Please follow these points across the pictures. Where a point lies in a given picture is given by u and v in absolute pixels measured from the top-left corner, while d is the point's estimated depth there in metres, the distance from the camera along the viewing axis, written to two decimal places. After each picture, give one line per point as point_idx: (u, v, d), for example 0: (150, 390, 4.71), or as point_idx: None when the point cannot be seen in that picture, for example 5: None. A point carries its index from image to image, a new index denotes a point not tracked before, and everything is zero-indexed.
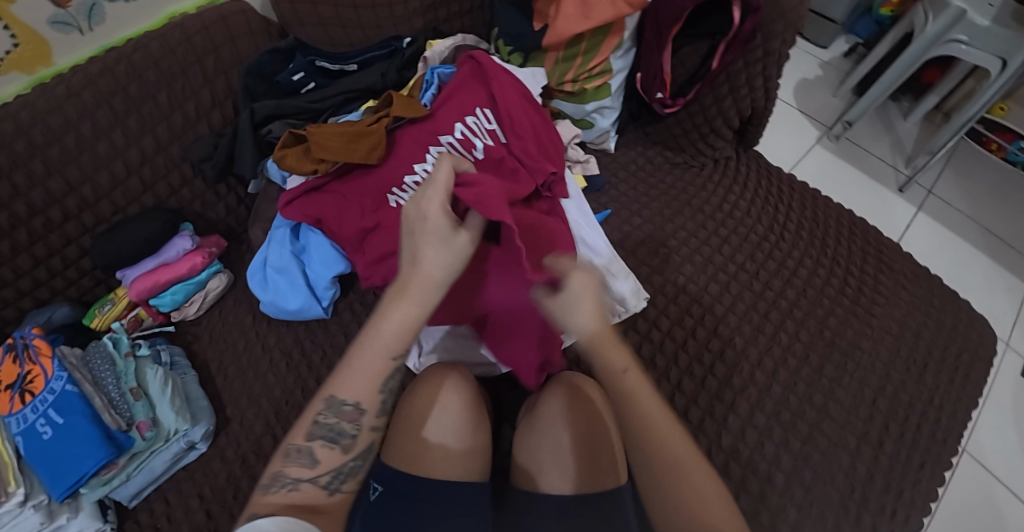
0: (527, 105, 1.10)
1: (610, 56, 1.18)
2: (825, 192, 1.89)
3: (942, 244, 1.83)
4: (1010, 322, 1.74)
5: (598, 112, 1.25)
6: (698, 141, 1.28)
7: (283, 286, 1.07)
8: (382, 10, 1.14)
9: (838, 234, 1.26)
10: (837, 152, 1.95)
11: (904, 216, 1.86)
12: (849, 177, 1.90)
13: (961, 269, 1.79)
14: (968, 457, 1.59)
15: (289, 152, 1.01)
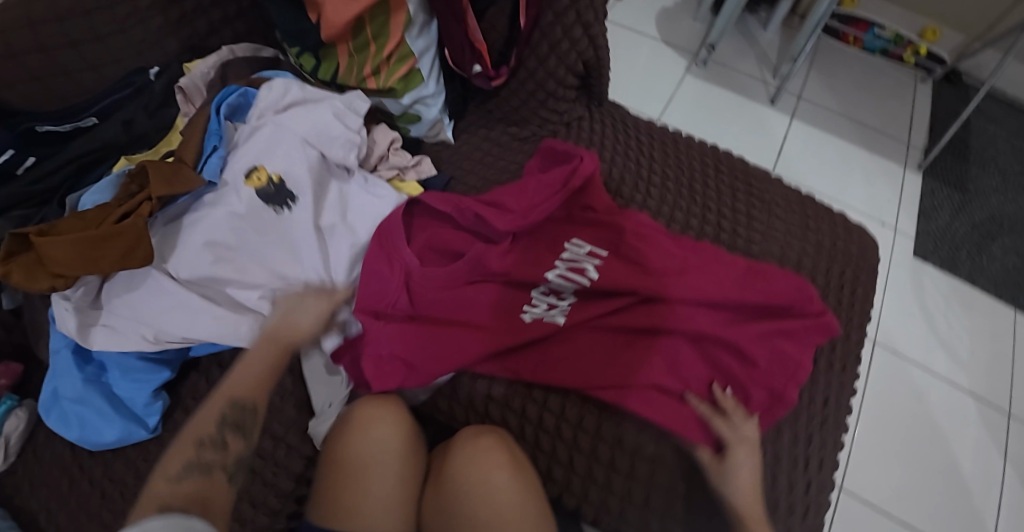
0: (523, 197, 1.02)
1: (405, 37, 1.00)
2: (699, 115, 1.81)
3: (817, 146, 1.81)
4: (894, 209, 1.74)
5: (420, 103, 1.08)
6: (540, 108, 1.14)
7: (91, 418, 0.87)
8: (116, 39, 0.94)
9: (704, 176, 1.16)
10: (707, 78, 1.87)
11: (779, 128, 1.82)
12: (722, 99, 1.84)
13: (840, 168, 1.78)
14: (880, 347, 1.57)
15: (13, 266, 0.78)
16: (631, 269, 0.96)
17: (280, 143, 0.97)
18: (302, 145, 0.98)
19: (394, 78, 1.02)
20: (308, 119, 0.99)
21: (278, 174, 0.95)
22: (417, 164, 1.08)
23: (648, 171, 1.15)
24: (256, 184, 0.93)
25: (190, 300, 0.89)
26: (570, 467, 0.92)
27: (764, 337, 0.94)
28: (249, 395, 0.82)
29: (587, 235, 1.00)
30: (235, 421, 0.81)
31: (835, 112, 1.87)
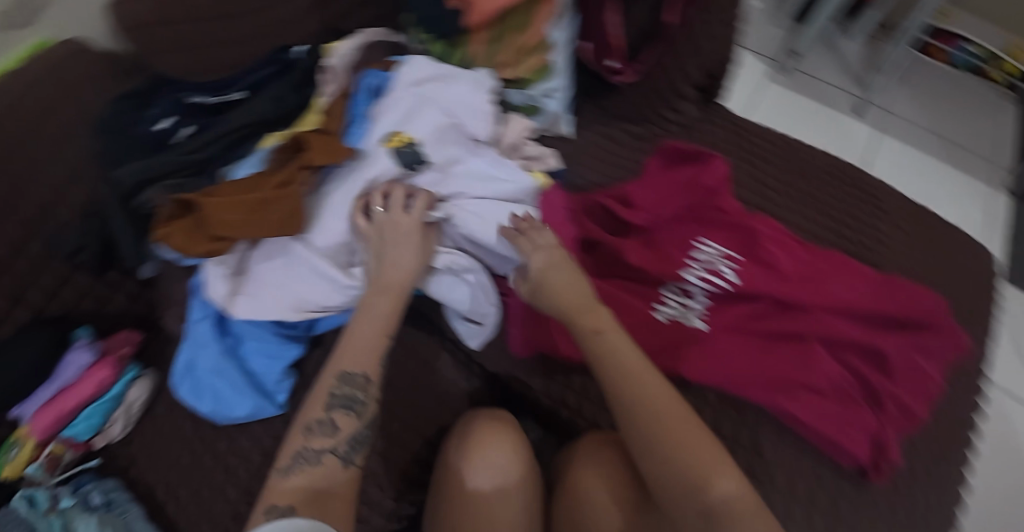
0: (669, 188, 1.00)
1: (546, 28, 0.99)
2: (783, 124, 1.80)
3: (907, 163, 1.78)
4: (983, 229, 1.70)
5: (546, 96, 1.05)
6: (660, 106, 1.13)
7: (226, 390, 0.89)
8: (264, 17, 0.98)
9: (824, 184, 1.14)
10: (790, 85, 1.85)
11: (862, 139, 1.79)
12: (805, 107, 1.82)
13: (927, 183, 1.76)
14: (998, 390, 1.46)
15: (175, 227, 0.83)
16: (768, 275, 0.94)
17: (420, 111, 0.94)
18: (441, 117, 0.95)
19: (528, 68, 1.02)
20: (449, 93, 0.96)
21: (410, 137, 0.93)
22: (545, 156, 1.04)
23: (769, 177, 1.13)
24: (393, 146, 0.91)
25: (321, 265, 0.88)
26: None
27: (896, 358, 0.91)
28: (368, 367, 0.81)
29: (718, 237, 0.98)
30: (347, 396, 0.79)
31: (919, 126, 1.84)
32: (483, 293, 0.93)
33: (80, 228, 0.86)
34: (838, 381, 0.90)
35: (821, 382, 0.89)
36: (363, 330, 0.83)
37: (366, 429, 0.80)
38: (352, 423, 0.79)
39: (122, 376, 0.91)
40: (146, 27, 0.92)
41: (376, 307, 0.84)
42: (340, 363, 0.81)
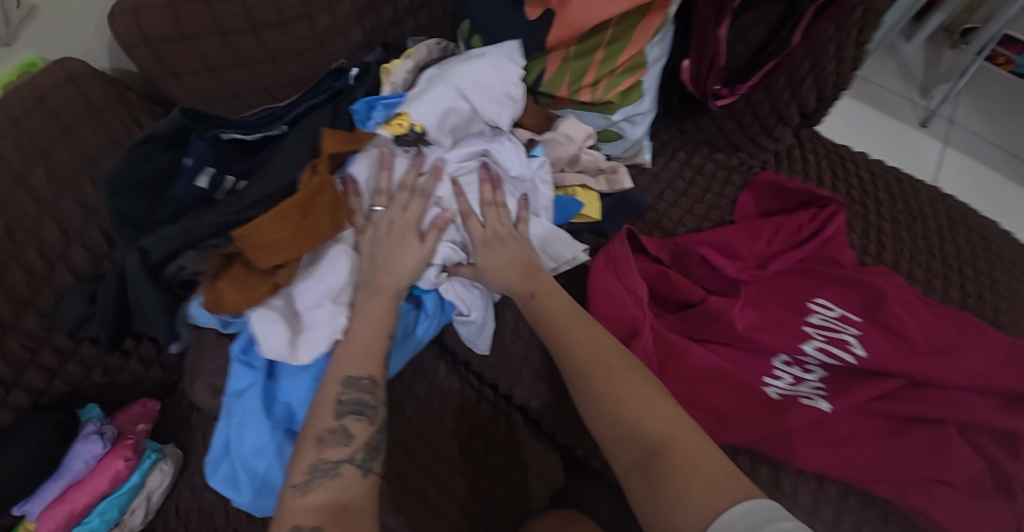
0: (766, 229, 0.89)
1: (645, 45, 0.85)
2: (846, 133, 1.72)
3: (980, 180, 1.66)
4: None
5: (628, 120, 0.92)
6: (756, 134, 0.99)
7: (275, 474, 0.75)
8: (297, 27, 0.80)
9: (936, 225, 1.00)
10: (853, 91, 1.77)
11: (930, 152, 1.68)
12: (870, 115, 1.72)
13: (1005, 197, 1.63)
14: None
15: (222, 284, 0.71)
16: (897, 348, 0.80)
17: (434, 96, 0.77)
18: (457, 99, 0.79)
19: (615, 91, 0.86)
20: (468, 69, 0.79)
21: (423, 124, 0.77)
22: (612, 171, 0.94)
23: (877, 219, 0.99)
24: (393, 131, 0.76)
25: (329, 288, 0.74)
26: None
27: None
28: (376, 371, 0.71)
29: (832, 294, 0.84)
30: (357, 402, 0.69)
31: (990, 137, 1.70)
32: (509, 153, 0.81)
33: (84, 298, 0.74)
34: (981, 475, 0.74)
35: (961, 479, 0.73)
36: (375, 334, 0.72)
37: (380, 432, 0.71)
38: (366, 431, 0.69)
39: (140, 463, 0.78)
40: (159, 44, 0.77)
41: (370, 309, 0.73)
42: (340, 369, 0.71)
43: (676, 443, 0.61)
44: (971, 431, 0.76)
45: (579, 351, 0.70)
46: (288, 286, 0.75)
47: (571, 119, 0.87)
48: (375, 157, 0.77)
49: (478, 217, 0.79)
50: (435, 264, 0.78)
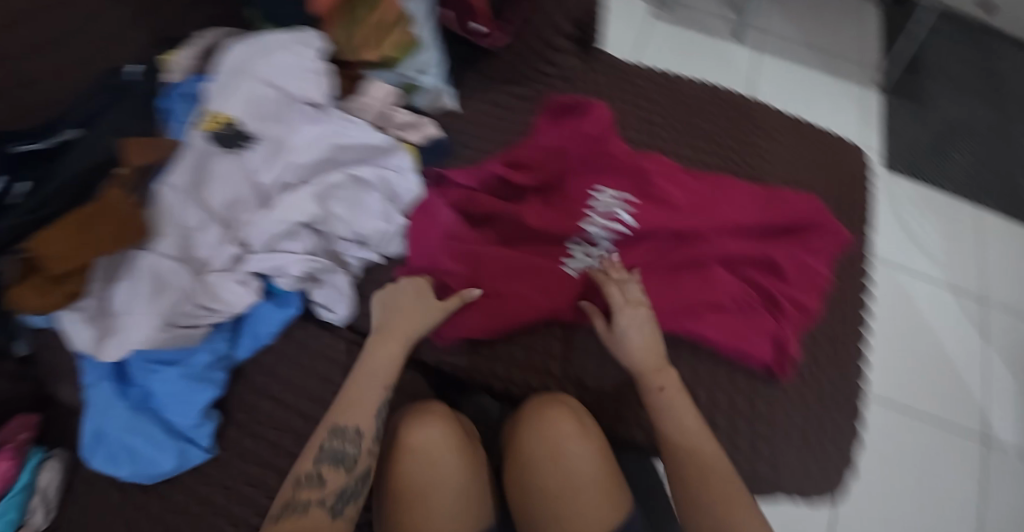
0: (549, 140, 0.99)
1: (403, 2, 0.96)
2: (672, 58, 1.97)
3: (787, 76, 2.00)
4: (858, 128, 1.95)
5: (419, 72, 1.02)
6: (534, 61, 1.11)
7: (151, 444, 0.82)
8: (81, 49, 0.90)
9: (700, 112, 1.17)
10: (674, 20, 2.01)
11: (744, 61, 2.00)
12: (688, 40, 2.00)
13: (803, 94, 1.98)
14: (876, 263, 1.72)
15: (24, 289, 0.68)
16: (667, 214, 0.94)
17: (237, 89, 0.81)
18: (264, 87, 0.82)
19: (394, 48, 0.97)
20: (270, 59, 0.82)
21: (232, 116, 0.80)
22: (419, 124, 0.99)
23: (656, 119, 1.14)
24: (208, 129, 0.79)
25: (168, 276, 0.75)
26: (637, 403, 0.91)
27: (794, 267, 0.95)
28: (363, 423, 0.76)
29: (613, 182, 0.98)
30: (339, 451, 0.74)
31: (792, 39, 2.07)
32: (322, 136, 0.83)
33: None
34: (744, 297, 0.91)
35: (729, 303, 0.90)
36: (365, 391, 0.78)
37: (359, 479, 0.74)
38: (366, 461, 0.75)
39: (26, 461, 0.85)
40: None
41: (420, 320, 0.84)
42: (362, 369, 0.80)
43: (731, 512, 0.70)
44: (733, 264, 0.93)
45: (638, 364, 0.83)
46: (112, 288, 0.75)
47: (375, 81, 0.96)
48: (194, 158, 0.79)
49: (321, 211, 0.82)
50: (289, 274, 0.81)
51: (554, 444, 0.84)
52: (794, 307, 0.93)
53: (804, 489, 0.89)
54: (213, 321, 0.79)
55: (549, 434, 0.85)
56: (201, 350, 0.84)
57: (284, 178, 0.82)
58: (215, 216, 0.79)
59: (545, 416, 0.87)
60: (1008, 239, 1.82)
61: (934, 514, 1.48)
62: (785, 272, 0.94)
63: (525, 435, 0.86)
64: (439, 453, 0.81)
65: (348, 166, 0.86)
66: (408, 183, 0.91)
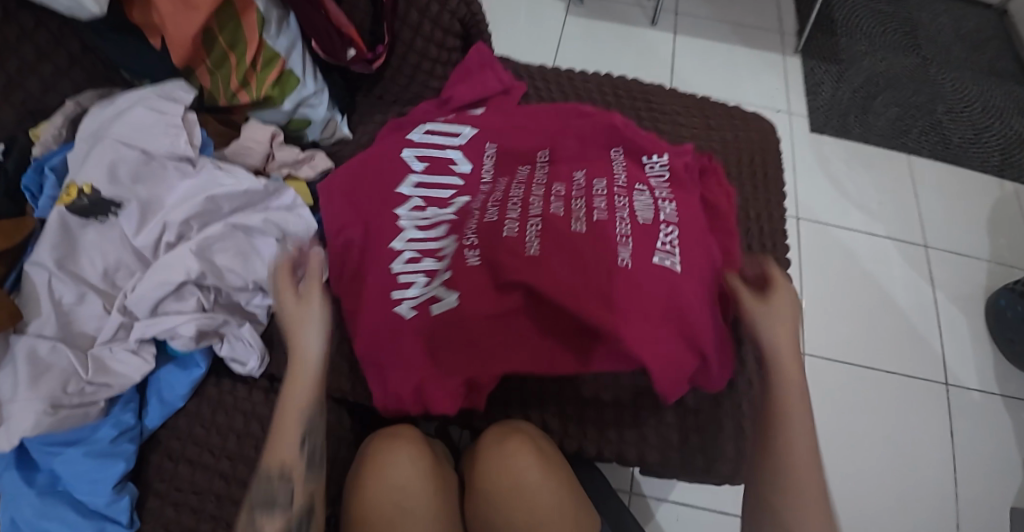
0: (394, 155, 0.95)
1: (264, 37, 0.89)
2: (594, 49, 1.97)
3: (710, 53, 2.01)
4: (785, 95, 1.96)
5: (304, 106, 0.96)
6: (429, 81, 1.05)
7: (65, 527, 0.78)
8: None
9: (606, 105, 1.13)
10: (589, 15, 2.03)
11: (665, 44, 2.00)
12: (608, 30, 2.01)
13: (728, 69, 1.99)
14: (804, 222, 1.77)
15: None
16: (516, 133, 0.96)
17: (93, 155, 0.78)
18: (122, 148, 0.79)
19: (267, 85, 0.91)
20: (125, 122, 0.80)
21: (91, 184, 0.77)
22: (311, 159, 0.97)
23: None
24: (65, 202, 0.76)
25: (40, 361, 0.72)
26: (561, 412, 0.88)
27: (705, 169, 0.93)
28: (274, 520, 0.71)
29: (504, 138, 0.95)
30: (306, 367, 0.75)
31: (709, 18, 2.08)
32: (192, 188, 0.81)
33: None
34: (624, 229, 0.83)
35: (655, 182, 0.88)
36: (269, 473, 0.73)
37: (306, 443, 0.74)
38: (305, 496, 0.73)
39: None
40: None
41: (300, 392, 0.74)
42: (276, 448, 0.73)
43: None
44: (640, 155, 0.91)
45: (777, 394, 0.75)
46: None
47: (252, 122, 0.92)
48: (57, 233, 0.75)
49: (202, 268, 0.78)
50: (185, 334, 0.76)
51: (509, 483, 0.77)
52: (724, 202, 0.91)
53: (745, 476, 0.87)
54: (107, 394, 0.74)
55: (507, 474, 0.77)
56: (104, 424, 0.80)
57: (159, 239, 0.79)
58: (89, 288, 0.76)
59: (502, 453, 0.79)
60: (939, 188, 1.86)
61: (895, 463, 1.53)
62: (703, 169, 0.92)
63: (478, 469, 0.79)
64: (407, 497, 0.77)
65: (230, 215, 0.83)
66: (301, 221, 0.85)
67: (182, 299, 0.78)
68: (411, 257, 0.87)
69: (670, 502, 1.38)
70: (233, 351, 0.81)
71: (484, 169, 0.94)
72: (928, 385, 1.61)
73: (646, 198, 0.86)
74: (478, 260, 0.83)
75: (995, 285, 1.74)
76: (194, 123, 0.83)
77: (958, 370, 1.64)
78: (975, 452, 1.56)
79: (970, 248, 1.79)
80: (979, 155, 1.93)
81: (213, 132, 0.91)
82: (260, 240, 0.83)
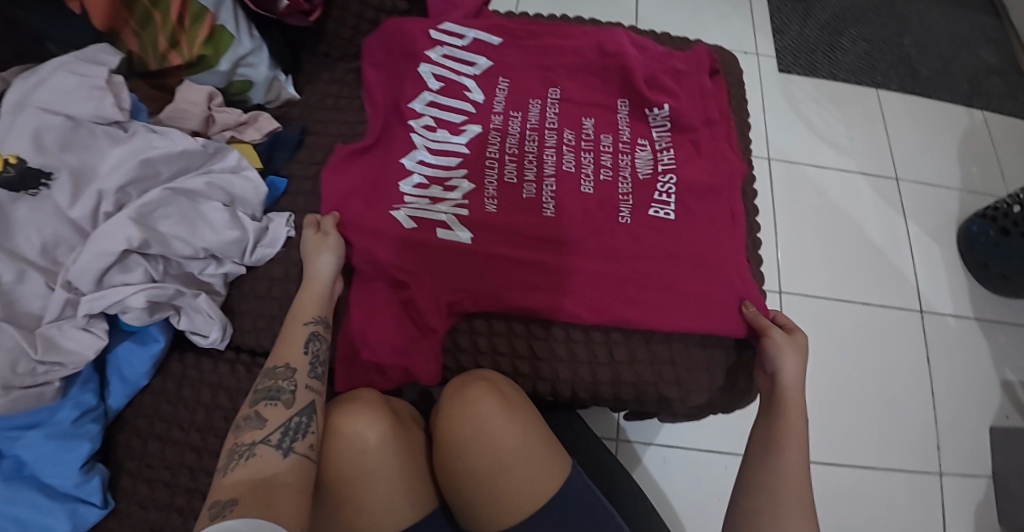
0: (407, 70, 0.97)
1: None
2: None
3: None
4: (752, 35, 1.93)
5: (243, 66, 0.92)
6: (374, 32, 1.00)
7: (36, 511, 0.76)
8: None
9: None
10: None
11: None
12: None
13: (693, 12, 1.94)
14: (776, 162, 1.76)
15: None
16: (536, 54, 1.00)
17: (17, 126, 0.75)
18: (48, 116, 0.76)
19: (197, 43, 0.87)
20: (49, 91, 0.77)
21: (17, 155, 0.74)
22: (255, 120, 0.93)
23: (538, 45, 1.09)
24: None
25: None
26: (533, 356, 0.86)
27: (706, 92, 1.00)
28: (293, 359, 0.76)
29: (515, 75, 0.99)
30: (273, 389, 0.74)
31: None
32: (126, 153, 0.78)
33: None
34: (607, 200, 0.91)
35: (659, 135, 0.96)
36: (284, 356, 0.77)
37: (300, 415, 0.72)
38: (308, 395, 0.74)
39: None
40: None
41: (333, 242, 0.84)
42: (299, 316, 0.80)
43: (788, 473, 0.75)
44: (644, 107, 0.98)
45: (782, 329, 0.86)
46: None
47: (186, 85, 0.88)
48: None
49: (146, 236, 0.75)
50: (139, 307, 0.74)
51: (479, 427, 0.76)
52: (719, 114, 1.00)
53: (719, 405, 0.89)
54: (61, 373, 0.72)
55: (475, 412, 0.76)
56: (64, 406, 0.77)
57: (96, 211, 0.76)
58: (29, 265, 0.73)
59: (471, 410, 0.77)
60: (908, 119, 1.86)
61: (876, 395, 1.55)
62: (708, 65, 1.02)
63: (451, 419, 0.77)
64: (376, 457, 0.75)
65: (170, 181, 0.80)
66: (247, 183, 0.83)
67: (132, 271, 0.76)
68: (420, 180, 0.90)
69: (656, 445, 1.39)
70: (194, 322, 0.81)
71: (498, 100, 0.96)
72: (905, 314, 1.63)
73: (647, 152, 0.95)
74: (496, 209, 0.89)
75: (967, 212, 1.75)
76: (120, 85, 0.80)
77: (934, 298, 1.65)
78: (953, 377, 1.58)
79: (940, 177, 1.79)
80: (948, 85, 1.92)
81: (145, 98, 0.88)
82: (205, 204, 0.80)
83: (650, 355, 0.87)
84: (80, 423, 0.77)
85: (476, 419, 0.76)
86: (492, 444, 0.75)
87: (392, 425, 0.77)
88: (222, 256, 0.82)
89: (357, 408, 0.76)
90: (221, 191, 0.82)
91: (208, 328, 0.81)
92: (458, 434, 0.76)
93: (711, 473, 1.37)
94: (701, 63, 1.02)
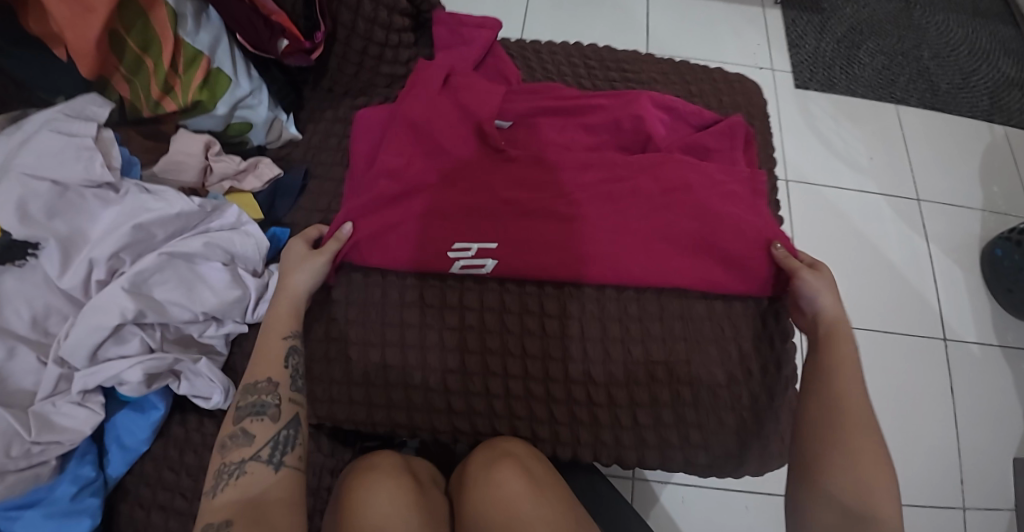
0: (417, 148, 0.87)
1: (180, 34, 0.80)
2: (566, 13, 1.85)
3: (686, 11, 1.90)
4: (767, 50, 1.87)
5: (241, 107, 0.87)
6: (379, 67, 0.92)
7: None
8: None
9: (578, 77, 1.04)
10: None
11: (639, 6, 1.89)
12: None
13: (707, 26, 1.89)
14: (794, 184, 1.70)
15: None
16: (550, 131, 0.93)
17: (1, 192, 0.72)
18: (35, 182, 0.73)
19: (193, 89, 0.81)
20: (34, 153, 0.74)
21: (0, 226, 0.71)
22: (255, 167, 0.88)
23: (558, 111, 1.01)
24: None
25: None
26: (551, 421, 0.83)
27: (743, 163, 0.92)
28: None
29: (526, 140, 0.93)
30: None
31: None
32: (118, 217, 0.75)
33: None
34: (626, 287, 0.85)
35: None
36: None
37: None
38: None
39: None
40: None
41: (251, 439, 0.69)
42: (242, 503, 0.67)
43: (881, 509, 0.66)
44: None
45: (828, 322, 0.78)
46: None
47: (182, 135, 0.84)
48: None
49: (140, 308, 0.73)
50: (134, 380, 0.72)
51: (508, 492, 0.73)
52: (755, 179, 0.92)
53: (750, 466, 0.84)
54: (59, 451, 0.71)
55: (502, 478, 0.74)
56: (61, 481, 0.72)
57: (88, 282, 0.73)
58: (19, 340, 0.71)
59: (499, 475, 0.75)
60: (928, 136, 1.80)
61: (899, 426, 1.50)
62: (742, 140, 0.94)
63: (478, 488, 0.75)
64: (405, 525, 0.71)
65: (166, 242, 0.77)
66: (248, 239, 0.80)
67: (128, 344, 0.73)
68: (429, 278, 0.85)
69: (675, 484, 1.34)
70: (196, 388, 0.76)
71: None
72: (926, 341, 1.57)
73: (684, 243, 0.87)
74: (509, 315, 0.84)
75: (989, 233, 1.70)
76: (110, 142, 0.77)
77: (956, 324, 1.60)
78: (977, 407, 1.53)
79: (962, 197, 1.74)
80: (968, 100, 1.86)
81: (138, 149, 0.84)
82: (203, 266, 0.77)
83: (675, 416, 0.82)
84: (79, 498, 0.72)
85: (505, 483, 0.74)
86: (526, 503, 0.72)
87: (415, 494, 0.75)
88: (223, 317, 0.78)
89: (379, 484, 0.75)
90: (217, 251, 0.78)
91: (208, 395, 0.77)
92: (490, 501, 0.73)
93: (731, 513, 1.32)
94: (735, 137, 0.94)
